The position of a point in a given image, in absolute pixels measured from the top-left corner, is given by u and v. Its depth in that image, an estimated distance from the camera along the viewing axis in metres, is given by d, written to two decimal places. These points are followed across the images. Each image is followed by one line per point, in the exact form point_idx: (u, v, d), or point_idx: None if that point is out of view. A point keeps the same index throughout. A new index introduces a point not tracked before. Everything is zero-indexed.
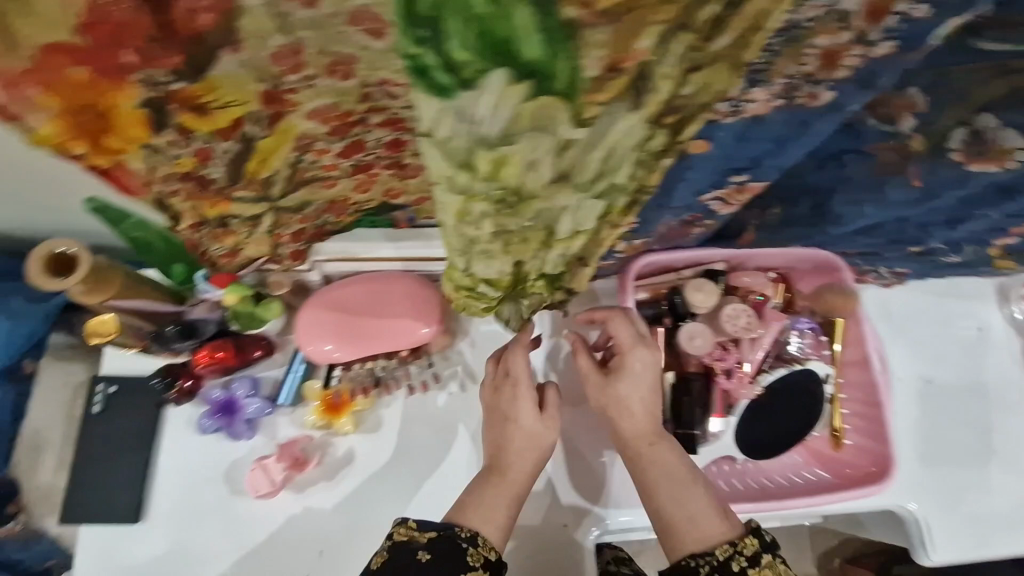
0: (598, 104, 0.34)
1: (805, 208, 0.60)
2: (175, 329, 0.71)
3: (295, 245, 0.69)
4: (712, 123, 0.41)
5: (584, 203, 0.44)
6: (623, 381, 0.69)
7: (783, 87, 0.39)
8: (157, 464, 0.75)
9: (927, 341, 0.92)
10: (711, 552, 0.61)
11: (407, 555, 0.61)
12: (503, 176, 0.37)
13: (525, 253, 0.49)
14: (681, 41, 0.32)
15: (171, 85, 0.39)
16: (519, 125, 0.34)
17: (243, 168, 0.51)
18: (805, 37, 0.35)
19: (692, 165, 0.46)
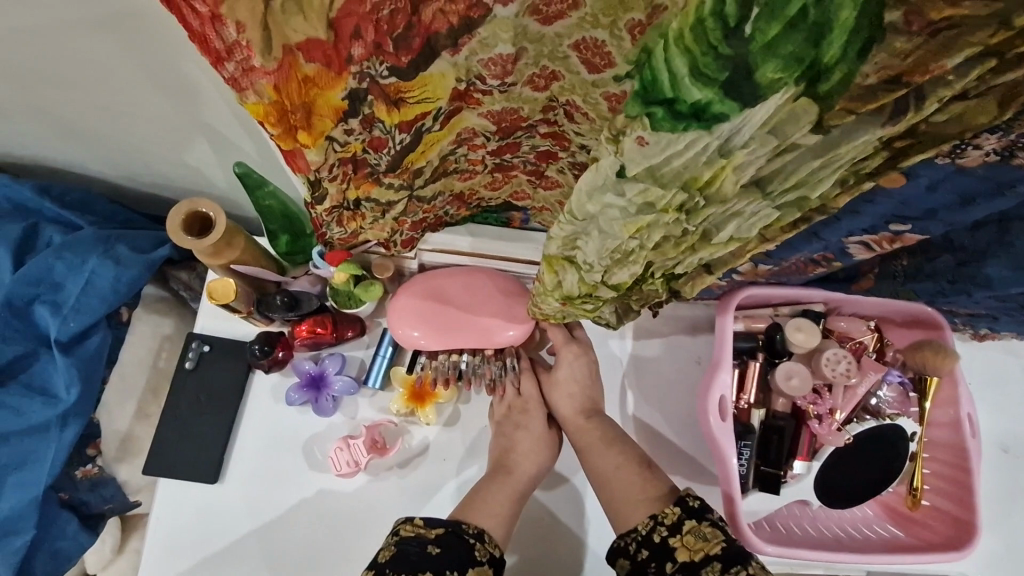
0: (853, 116, 0.32)
1: (945, 263, 0.59)
2: (282, 300, 0.72)
3: (411, 233, 0.69)
4: (927, 161, 0.39)
5: (763, 212, 0.43)
6: (560, 369, 0.81)
7: (1007, 144, 0.37)
8: (240, 425, 0.76)
9: (1011, 411, 0.90)
10: (635, 529, 0.67)
11: (415, 547, 0.64)
12: (713, 182, 0.38)
13: (673, 258, 0.49)
14: (984, 65, 0.30)
15: (382, 78, 0.41)
16: (761, 127, 0.33)
17: (407, 157, 0.51)
18: None
19: (872, 199, 0.45)
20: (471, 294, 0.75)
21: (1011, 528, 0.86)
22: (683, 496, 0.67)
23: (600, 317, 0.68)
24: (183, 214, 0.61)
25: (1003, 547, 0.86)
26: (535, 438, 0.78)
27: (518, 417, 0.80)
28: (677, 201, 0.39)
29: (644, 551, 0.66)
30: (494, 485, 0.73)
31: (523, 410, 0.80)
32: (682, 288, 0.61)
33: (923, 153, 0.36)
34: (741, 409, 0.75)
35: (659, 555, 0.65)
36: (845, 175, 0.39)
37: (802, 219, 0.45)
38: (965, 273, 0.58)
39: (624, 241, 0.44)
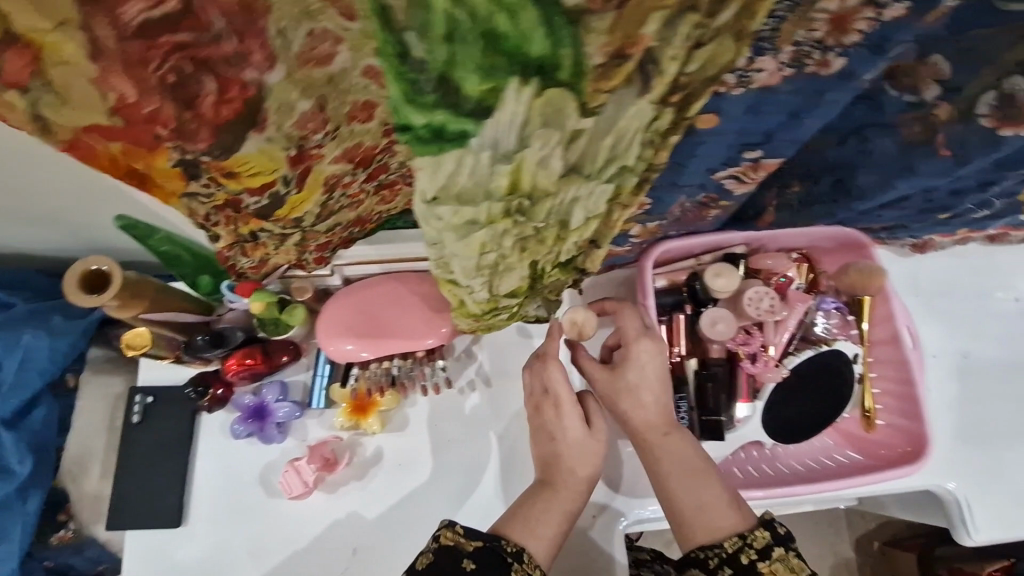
0: (604, 92, 0.32)
1: (826, 184, 0.57)
2: (205, 339, 0.74)
3: (320, 252, 0.68)
4: (719, 96, 0.39)
5: (594, 189, 0.42)
6: (629, 371, 0.69)
7: (791, 54, 0.35)
8: (194, 469, 0.77)
9: (963, 317, 0.91)
10: (722, 543, 0.62)
11: (451, 562, 0.59)
12: (521, 185, 0.37)
13: (546, 251, 0.49)
14: (687, 21, 0.30)
15: (202, 157, 0.41)
16: (531, 127, 0.32)
17: (277, 211, 0.51)
18: (810, 3, 0.32)
19: (701, 140, 0.44)
20: (397, 301, 0.77)
21: (984, 428, 0.86)
22: (770, 519, 0.63)
23: (524, 312, 0.68)
24: (78, 276, 0.63)
25: (977, 454, 0.85)
26: (585, 449, 0.68)
27: (557, 419, 0.70)
28: (499, 209, 0.38)
29: (727, 569, 0.61)
30: (542, 501, 0.67)
31: (558, 411, 0.69)
32: (588, 265, 0.61)
33: (700, 98, 0.37)
34: (676, 363, 0.76)
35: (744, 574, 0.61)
36: (650, 138, 0.39)
37: (644, 181, 0.46)
38: (845, 187, 0.56)
39: (476, 261, 0.44)
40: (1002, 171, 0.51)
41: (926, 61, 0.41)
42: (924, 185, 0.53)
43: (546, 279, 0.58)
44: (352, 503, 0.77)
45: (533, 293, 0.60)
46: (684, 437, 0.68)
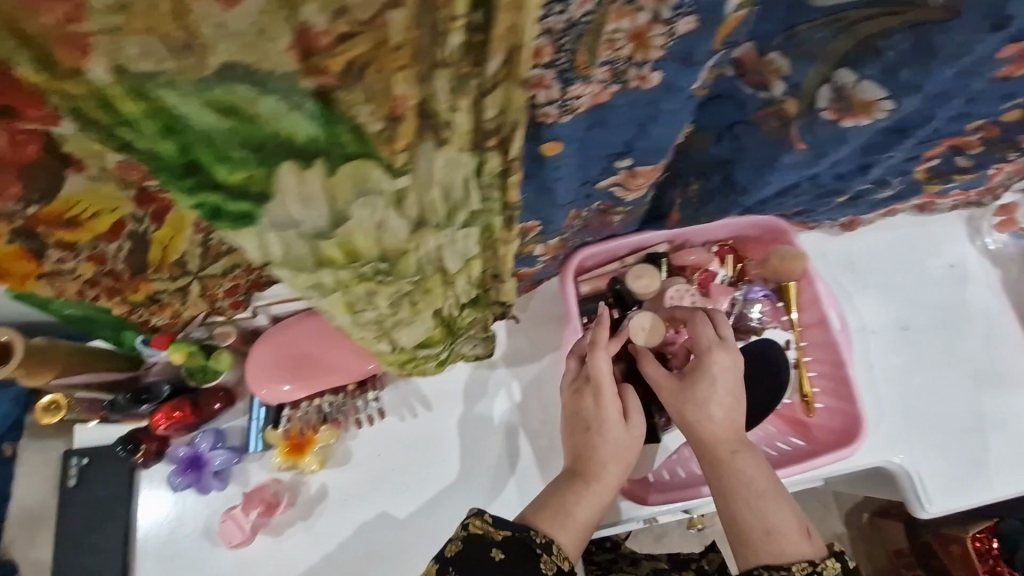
0: (402, 151, 0.30)
1: (716, 181, 0.57)
2: (128, 397, 0.73)
3: (233, 299, 0.67)
4: (549, 126, 0.38)
5: (456, 235, 0.40)
6: (699, 382, 0.66)
7: (608, 72, 0.35)
8: (135, 528, 0.76)
9: (900, 288, 0.91)
10: (789, 568, 0.57)
11: (478, 551, 0.59)
12: (362, 250, 0.35)
13: (438, 299, 0.46)
14: (442, 75, 0.28)
15: (26, 210, 0.39)
16: (341, 200, 0.31)
17: (145, 258, 0.51)
18: (595, 29, 0.31)
19: (556, 166, 0.44)
20: (322, 338, 0.75)
21: (927, 398, 0.87)
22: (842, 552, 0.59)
23: (460, 352, 0.63)
24: None
25: (922, 422, 0.86)
26: (622, 443, 0.66)
27: (595, 411, 0.67)
28: (349, 274, 0.37)
29: None
30: (572, 493, 0.65)
31: (597, 401, 0.67)
32: (505, 297, 0.57)
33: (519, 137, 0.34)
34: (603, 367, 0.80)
35: None
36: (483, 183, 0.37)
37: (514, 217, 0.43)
38: (733, 186, 0.56)
39: (351, 320, 0.43)
40: (874, 154, 0.50)
41: (764, 58, 0.40)
42: (806, 174, 0.52)
43: (462, 325, 0.55)
44: (302, 540, 0.77)
45: (459, 338, 0.58)
46: (757, 457, 0.63)
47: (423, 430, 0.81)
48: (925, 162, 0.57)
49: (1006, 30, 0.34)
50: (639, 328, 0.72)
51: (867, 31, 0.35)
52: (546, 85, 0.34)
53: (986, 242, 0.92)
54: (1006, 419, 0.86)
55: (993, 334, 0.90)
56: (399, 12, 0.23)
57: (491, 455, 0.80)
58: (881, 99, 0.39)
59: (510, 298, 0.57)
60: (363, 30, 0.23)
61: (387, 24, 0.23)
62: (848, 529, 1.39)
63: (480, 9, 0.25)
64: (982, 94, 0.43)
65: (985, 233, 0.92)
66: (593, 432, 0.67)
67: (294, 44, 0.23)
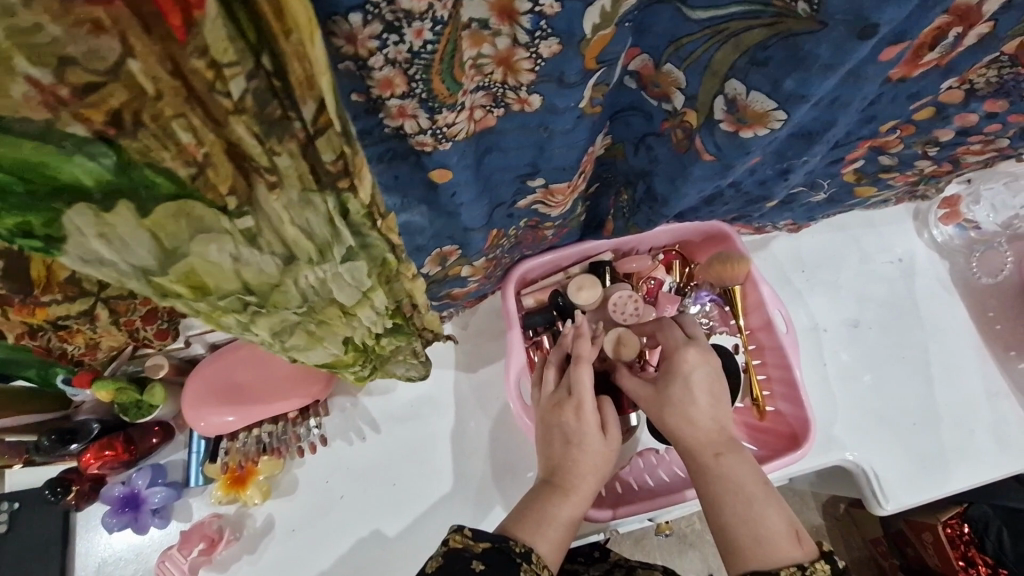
0: (229, 196, 0.29)
1: (642, 191, 0.56)
2: (53, 438, 0.69)
3: (154, 325, 0.65)
4: (432, 154, 0.36)
5: (340, 270, 0.39)
6: (674, 384, 0.64)
7: (486, 96, 0.34)
8: (75, 569, 0.74)
9: (849, 284, 0.91)
10: (777, 573, 0.52)
11: (459, 565, 0.54)
12: (214, 288, 0.34)
13: (342, 328, 0.45)
14: (241, 122, 0.26)
15: None
16: (167, 240, 0.30)
17: (25, 279, 0.48)
18: (451, 55, 0.29)
19: (454, 192, 0.42)
20: (258, 367, 0.74)
21: (881, 392, 0.87)
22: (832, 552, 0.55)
23: (390, 372, 0.62)
24: None
25: (875, 417, 0.86)
26: (602, 456, 0.64)
27: (575, 424, 0.64)
28: (213, 307, 0.36)
29: None
30: (547, 504, 0.62)
31: (577, 414, 0.64)
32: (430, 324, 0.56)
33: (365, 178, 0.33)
34: None
35: None
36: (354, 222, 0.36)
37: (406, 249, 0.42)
38: (656, 199, 0.55)
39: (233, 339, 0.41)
40: (788, 159, 0.49)
41: (661, 69, 0.40)
42: (726, 181, 0.51)
43: (386, 348, 0.54)
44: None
45: (383, 359, 0.56)
46: (744, 458, 0.60)
47: (365, 454, 0.79)
48: (848, 163, 0.56)
49: (877, 37, 0.32)
50: (619, 340, 0.71)
51: (749, 42, 0.34)
52: (411, 115, 0.33)
53: (932, 233, 0.93)
54: (959, 410, 0.87)
55: (945, 325, 0.90)
56: (136, 63, 0.22)
57: (473, 470, 0.79)
58: (773, 109, 0.38)
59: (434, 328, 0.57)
60: (108, 79, 0.22)
61: (133, 75, 0.23)
62: (827, 521, 1.35)
63: (264, 53, 0.25)
64: (880, 96, 0.43)
65: (932, 224, 0.92)
66: (573, 445, 0.64)
67: (33, 95, 0.22)
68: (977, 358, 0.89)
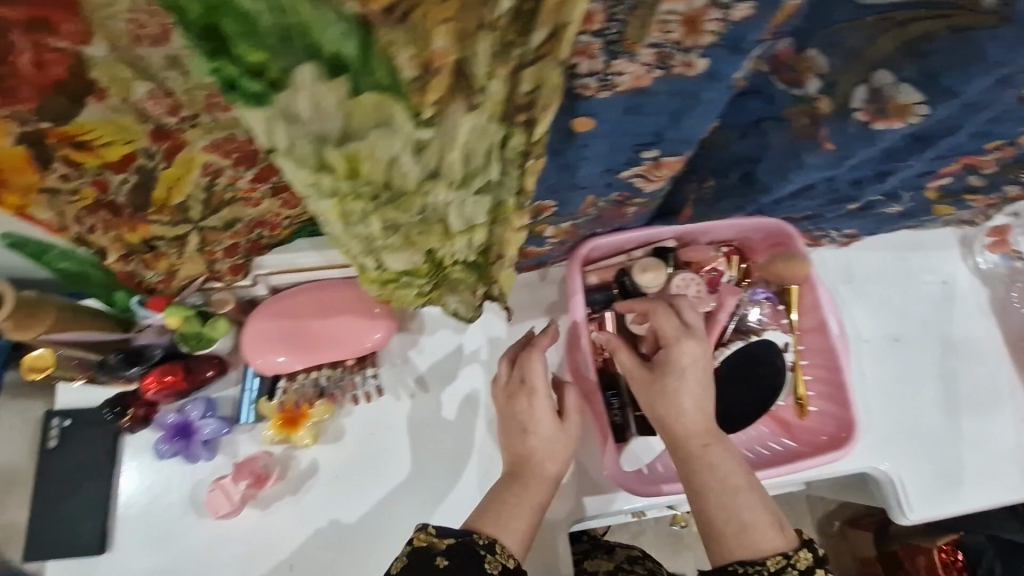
0: (432, 104, 0.34)
1: (735, 177, 0.58)
2: (120, 357, 0.71)
3: (232, 259, 0.68)
4: (586, 99, 0.39)
5: (468, 199, 0.42)
6: (667, 376, 0.65)
7: (654, 55, 0.36)
8: (119, 494, 0.74)
9: (893, 299, 0.93)
10: (763, 561, 0.59)
11: (425, 562, 0.58)
12: (364, 173, 0.36)
13: (433, 242, 0.46)
14: (485, 38, 0.32)
15: (42, 123, 0.43)
16: (357, 121, 0.33)
17: (151, 194, 0.54)
18: (652, 4, 0.32)
19: (586, 143, 0.45)
20: (322, 311, 0.76)
21: (914, 407, 0.89)
22: (812, 540, 0.61)
23: (443, 305, 0.59)
24: None
25: (905, 429, 0.88)
26: (557, 443, 0.67)
27: (529, 411, 0.68)
28: (347, 189, 0.37)
29: None
30: (509, 493, 0.66)
31: (530, 401, 0.68)
32: (500, 279, 0.56)
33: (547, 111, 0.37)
34: (607, 360, 0.76)
35: None
36: (505, 153, 0.40)
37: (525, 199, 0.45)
38: (752, 185, 0.58)
39: (340, 232, 0.42)
40: (893, 161, 0.51)
41: (802, 55, 0.43)
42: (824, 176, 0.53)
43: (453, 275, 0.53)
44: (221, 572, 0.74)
45: (448, 283, 0.55)
46: (727, 448, 0.63)
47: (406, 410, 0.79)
48: (939, 177, 0.58)
49: None
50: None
51: (913, 33, 0.39)
52: (591, 56, 0.36)
53: (977, 260, 0.95)
54: (986, 434, 0.89)
55: (980, 352, 0.92)
56: None
57: (468, 446, 0.78)
58: (920, 102, 0.42)
59: (505, 286, 0.57)
60: None
61: None
62: (818, 535, 1.41)
63: None
64: (1006, 113, 0.45)
65: (977, 251, 0.95)
66: (529, 431, 0.68)
67: None
68: (1008, 385, 0.91)
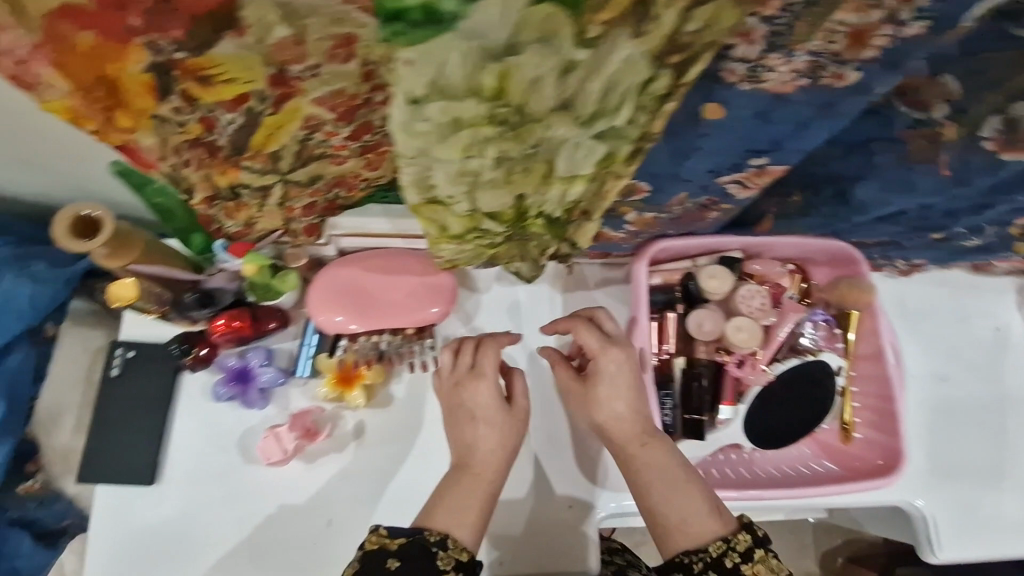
0: (600, 23, 0.33)
1: (827, 195, 0.60)
2: (194, 297, 0.73)
3: (308, 219, 0.69)
4: (728, 86, 0.42)
5: (583, 141, 0.42)
6: (601, 383, 0.69)
7: (810, 63, 0.40)
8: (172, 429, 0.76)
9: (945, 339, 0.93)
10: (704, 549, 0.63)
11: (377, 565, 0.59)
12: (509, 94, 0.36)
13: (529, 185, 0.47)
14: None
15: (174, 53, 0.41)
16: (525, 34, 0.32)
17: (252, 138, 0.52)
18: (826, 13, 0.36)
19: (705, 131, 0.47)
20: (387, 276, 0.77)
21: (955, 447, 0.89)
22: (750, 522, 0.64)
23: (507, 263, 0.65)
24: (68, 220, 0.61)
25: (942, 468, 0.88)
26: (502, 433, 0.69)
27: (474, 401, 0.70)
28: (485, 112, 0.37)
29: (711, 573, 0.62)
30: (458, 488, 0.67)
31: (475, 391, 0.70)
32: (576, 235, 0.59)
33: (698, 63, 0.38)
34: (663, 360, 0.77)
35: None
36: (641, 100, 0.40)
37: (637, 150, 0.46)
38: (845, 202, 0.59)
39: (456, 167, 0.42)
40: (998, 194, 0.56)
41: (937, 79, 0.47)
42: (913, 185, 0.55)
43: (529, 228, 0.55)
44: (170, 571, 0.73)
45: (523, 236, 0.57)
46: (664, 445, 0.68)
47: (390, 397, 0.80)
48: None
49: None
50: (737, 327, 0.75)
51: None
52: (750, 41, 0.39)
53: None
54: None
55: None
56: None
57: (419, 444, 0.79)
58: None
59: (579, 241, 0.60)
60: None
61: None
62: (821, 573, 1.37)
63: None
64: None
65: None
66: (477, 420, 0.70)
67: None
68: None
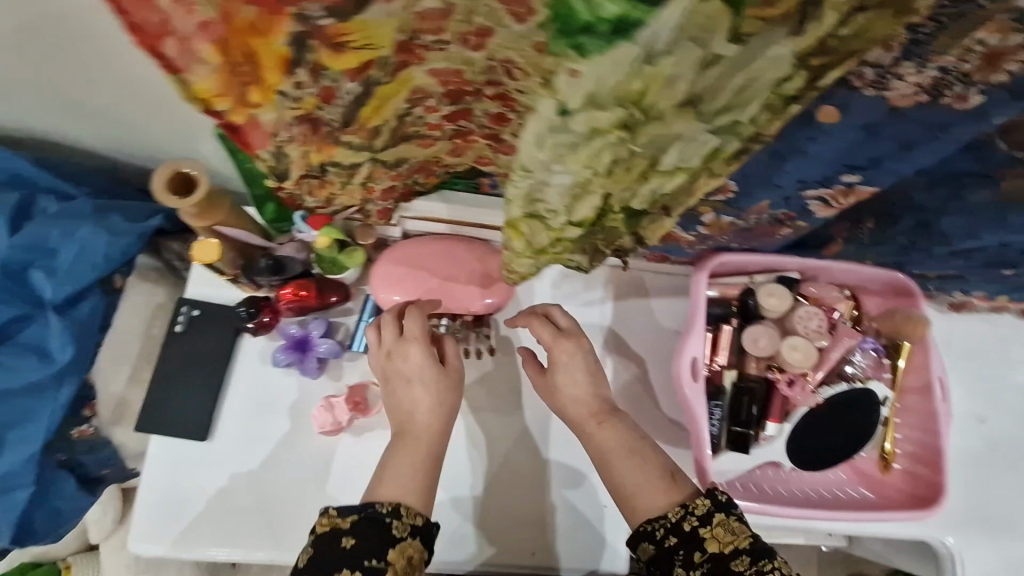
0: (762, 19, 0.35)
1: (907, 225, 0.64)
2: (267, 264, 0.75)
3: (385, 203, 0.70)
4: (852, 89, 0.46)
5: (698, 134, 0.44)
6: (557, 371, 0.73)
7: (935, 79, 0.44)
8: (227, 388, 0.78)
9: (988, 381, 0.93)
10: (663, 515, 0.62)
11: (328, 548, 0.57)
12: (647, 98, 0.38)
13: (624, 184, 0.48)
14: None
15: (319, 21, 0.39)
16: (682, 35, 0.34)
17: (362, 112, 0.51)
18: (969, 28, 0.40)
19: (816, 137, 0.50)
20: (449, 262, 0.78)
21: (990, 488, 0.89)
22: (714, 488, 0.62)
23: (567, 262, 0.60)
24: (166, 175, 0.63)
25: (976, 507, 0.88)
26: (434, 395, 0.70)
27: (405, 365, 0.71)
28: (616, 118, 0.39)
29: (672, 538, 0.60)
30: (395, 452, 0.68)
31: (405, 354, 0.71)
32: (650, 228, 0.59)
33: (835, 68, 0.41)
34: (713, 371, 0.78)
35: (687, 542, 0.59)
36: (770, 99, 0.42)
37: (743, 149, 0.47)
38: (927, 230, 0.64)
39: (570, 180, 0.44)
40: None
41: None
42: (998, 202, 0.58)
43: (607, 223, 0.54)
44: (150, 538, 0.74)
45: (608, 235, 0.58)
46: (619, 424, 0.70)
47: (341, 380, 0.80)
48: None
49: None
50: (793, 347, 0.76)
51: None
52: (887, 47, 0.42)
53: None
54: None
55: None
56: None
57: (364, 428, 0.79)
58: None
59: (651, 234, 0.60)
60: None
61: None
62: None
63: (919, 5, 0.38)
64: None
65: None
66: (410, 384, 0.71)
67: None
68: None
